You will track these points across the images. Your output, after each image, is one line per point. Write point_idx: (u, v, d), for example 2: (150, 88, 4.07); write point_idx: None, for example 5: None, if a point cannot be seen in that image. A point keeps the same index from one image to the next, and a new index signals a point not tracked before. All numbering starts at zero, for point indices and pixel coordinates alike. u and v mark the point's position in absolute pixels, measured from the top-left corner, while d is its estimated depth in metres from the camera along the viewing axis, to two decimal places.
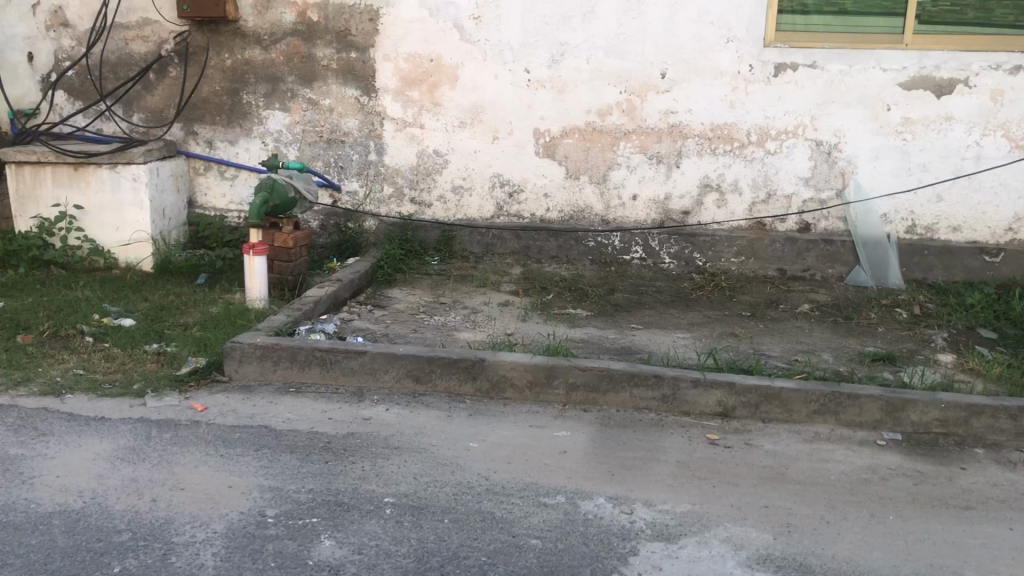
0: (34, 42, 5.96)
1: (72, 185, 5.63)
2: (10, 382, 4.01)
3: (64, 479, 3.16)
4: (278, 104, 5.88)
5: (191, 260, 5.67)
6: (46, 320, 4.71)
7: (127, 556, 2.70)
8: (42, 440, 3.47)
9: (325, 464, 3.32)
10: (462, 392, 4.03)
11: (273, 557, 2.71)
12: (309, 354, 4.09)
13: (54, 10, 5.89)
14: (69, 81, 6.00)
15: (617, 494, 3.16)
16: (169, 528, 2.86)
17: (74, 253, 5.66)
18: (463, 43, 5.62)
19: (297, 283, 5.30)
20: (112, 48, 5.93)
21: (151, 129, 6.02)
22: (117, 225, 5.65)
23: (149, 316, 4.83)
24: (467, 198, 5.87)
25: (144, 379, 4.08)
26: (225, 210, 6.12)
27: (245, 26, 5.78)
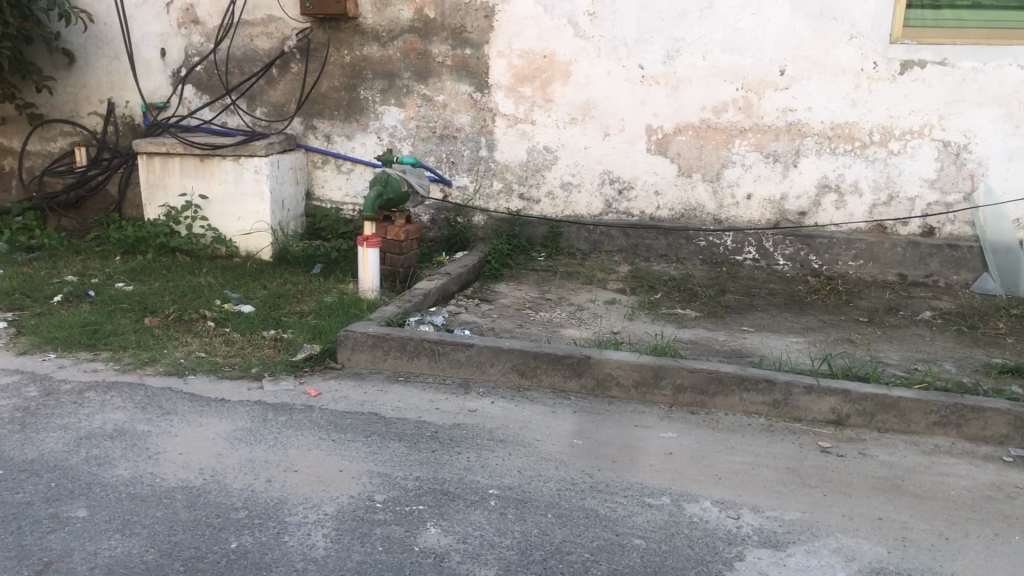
0: (166, 39, 6.25)
1: (198, 176, 5.90)
2: (138, 362, 4.22)
3: (186, 456, 3.32)
4: (393, 100, 6.00)
5: (308, 250, 5.85)
6: (172, 305, 4.94)
7: (243, 533, 2.81)
8: (167, 418, 3.65)
9: (432, 454, 3.38)
10: (567, 388, 4.03)
11: (381, 541, 2.78)
12: (417, 346, 4.16)
13: (186, 8, 6.17)
14: (198, 76, 6.27)
15: (722, 498, 3.11)
16: (282, 508, 2.97)
17: (199, 241, 5.92)
18: (577, 39, 5.61)
19: (409, 275, 5.40)
20: (237, 45, 6.17)
21: (272, 122, 6.24)
22: (239, 215, 5.88)
23: (267, 303, 5.01)
24: (576, 194, 5.86)
25: (262, 363, 4.24)
26: (341, 203, 6.29)
27: (364, 23, 5.92)
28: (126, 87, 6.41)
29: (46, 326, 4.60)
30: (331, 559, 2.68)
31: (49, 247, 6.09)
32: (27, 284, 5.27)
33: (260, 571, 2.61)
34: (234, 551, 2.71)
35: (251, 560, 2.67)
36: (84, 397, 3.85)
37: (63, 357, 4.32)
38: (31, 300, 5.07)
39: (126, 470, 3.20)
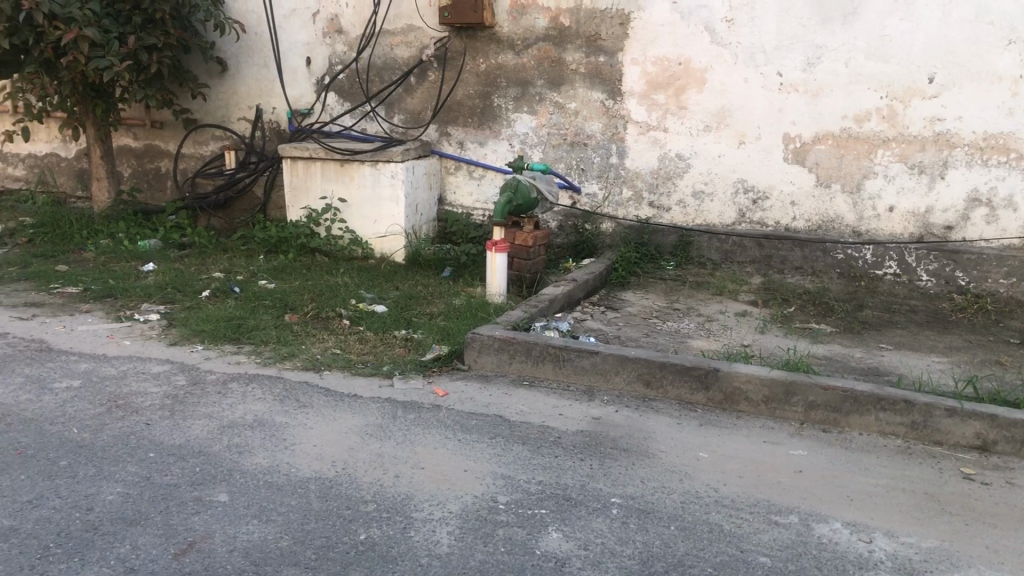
0: (311, 48, 6.53)
1: (338, 180, 6.13)
2: (277, 357, 4.42)
3: (320, 448, 3.45)
4: (526, 107, 6.06)
5: (438, 254, 5.99)
6: (310, 302, 5.15)
7: (372, 525, 2.90)
8: (303, 411, 3.80)
9: (555, 459, 3.39)
10: (694, 400, 3.97)
11: (502, 542, 2.81)
12: (543, 351, 4.19)
13: (331, 18, 6.43)
14: (340, 84, 6.52)
15: (854, 520, 3.00)
16: (409, 503, 3.04)
17: (336, 242, 6.15)
18: (714, 46, 5.53)
19: (536, 280, 5.45)
20: (378, 54, 6.38)
21: (409, 129, 6.41)
22: (375, 218, 6.07)
23: (399, 304, 5.16)
24: (708, 203, 5.77)
25: (393, 362, 4.36)
26: (471, 208, 6.39)
27: (501, 31, 6.02)
28: (273, 94, 6.73)
29: (195, 319, 4.87)
30: (454, 556, 2.73)
31: (199, 245, 6.45)
32: (178, 279, 5.60)
33: (387, 564, 2.69)
34: (362, 542, 2.80)
35: (378, 552, 2.75)
36: (228, 387, 4.07)
37: (210, 349, 4.56)
38: (182, 294, 5.39)
39: (263, 459, 3.36)
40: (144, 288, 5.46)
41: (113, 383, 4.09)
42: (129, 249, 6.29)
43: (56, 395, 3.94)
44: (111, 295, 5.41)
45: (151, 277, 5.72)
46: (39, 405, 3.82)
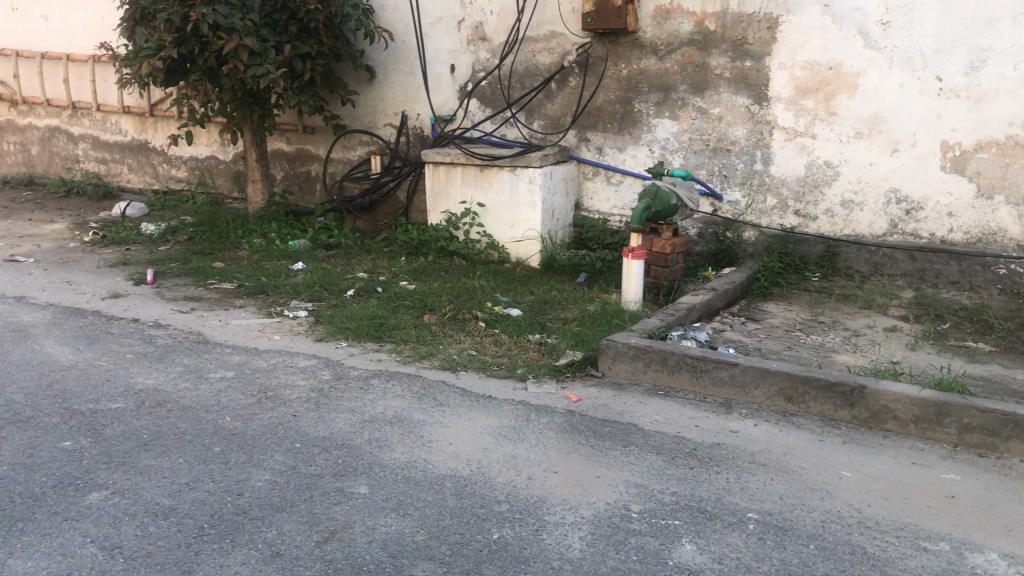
0: (456, 55, 6.69)
1: (477, 185, 6.23)
2: (416, 356, 4.54)
3: (456, 447, 3.52)
4: (668, 113, 6.00)
5: (574, 260, 5.99)
6: (448, 304, 5.26)
7: (505, 525, 2.93)
8: (440, 409, 3.89)
9: (690, 470, 3.34)
10: (838, 417, 3.83)
11: (635, 551, 2.79)
12: (680, 360, 4.13)
13: (476, 26, 6.56)
14: (483, 90, 6.64)
15: (1013, 552, 2.81)
16: (542, 506, 3.06)
17: (474, 246, 6.26)
18: (867, 49, 5.32)
19: (673, 288, 5.38)
20: (520, 60, 6.46)
21: (549, 134, 6.45)
22: (512, 223, 6.15)
23: (535, 308, 5.20)
24: (857, 213, 5.55)
25: (527, 365, 4.40)
26: (609, 214, 6.37)
27: (644, 36, 5.98)
28: (418, 100, 6.93)
29: (340, 317, 5.06)
30: (586, 562, 2.73)
31: (345, 246, 6.69)
32: (325, 278, 5.83)
33: (520, 564, 2.71)
34: (496, 541, 2.84)
35: (511, 552, 2.78)
36: (369, 383, 4.21)
37: (353, 346, 4.73)
38: (327, 293, 5.61)
39: (402, 454, 3.45)
40: (292, 285, 5.71)
41: (263, 375, 4.30)
42: (280, 248, 6.60)
43: (212, 384, 4.18)
44: (263, 292, 5.69)
45: (299, 275, 5.98)
46: (196, 393, 4.07)
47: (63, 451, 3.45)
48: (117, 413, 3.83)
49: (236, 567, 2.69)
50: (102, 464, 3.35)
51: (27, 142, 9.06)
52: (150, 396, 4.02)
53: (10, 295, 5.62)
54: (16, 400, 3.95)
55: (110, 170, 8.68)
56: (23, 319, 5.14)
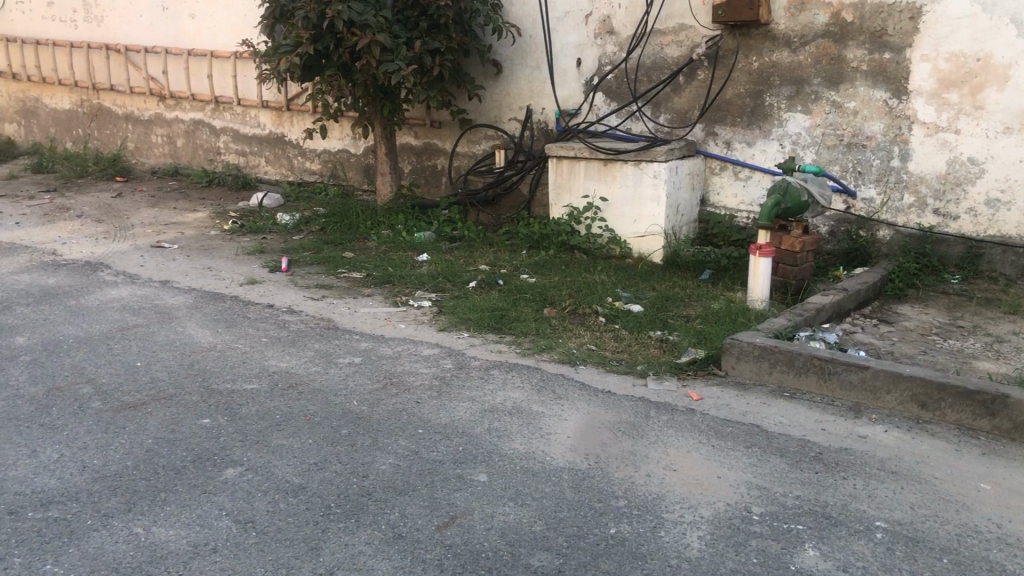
0: (583, 49, 6.68)
1: (601, 179, 6.22)
2: (536, 348, 4.57)
3: (575, 440, 3.53)
4: (800, 106, 5.82)
5: (698, 256, 5.90)
6: (569, 298, 5.27)
7: (622, 521, 2.93)
8: (559, 403, 3.91)
9: (815, 475, 3.25)
10: (976, 427, 3.64)
11: (755, 553, 2.74)
12: (807, 362, 4.02)
13: (603, 20, 6.54)
14: (609, 84, 6.62)
15: None
16: (661, 503, 3.04)
17: (596, 240, 6.25)
18: (1020, 40, 5.02)
19: (801, 287, 5.23)
20: (648, 53, 6.40)
21: (675, 128, 6.37)
22: (635, 218, 6.10)
23: (656, 305, 5.16)
24: (1004, 212, 5.25)
25: (647, 362, 4.36)
26: (735, 210, 6.23)
27: (776, 28, 5.83)
28: (544, 94, 6.96)
29: (462, 308, 5.15)
30: (704, 562, 2.70)
31: (468, 238, 6.80)
32: (448, 270, 5.94)
33: (637, 560, 2.71)
34: (612, 536, 2.84)
35: (628, 548, 2.77)
36: (490, 373, 4.27)
37: (474, 337, 4.81)
38: (451, 284, 5.71)
39: (521, 445, 3.49)
40: (417, 276, 5.85)
41: (389, 362, 4.43)
42: (406, 239, 6.77)
43: (340, 369, 4.33)
44: (389, 282, 5.85)
45: (424, 266, 6.11)
46: (325, 377, 4.23)
47: (202, 428, 3.65)
48: (251, 393, 4.02)
49: (360, 546, 2.79)
50: (238, 442, 3.52)
51: (174, 135, 9.58)
52: (282, 378, 4.20)
53: (156, 279, 5.97)
54: (161, 378, 4.20)
55: (248, 162, 9.09)
56: (168, 302, 5.45)
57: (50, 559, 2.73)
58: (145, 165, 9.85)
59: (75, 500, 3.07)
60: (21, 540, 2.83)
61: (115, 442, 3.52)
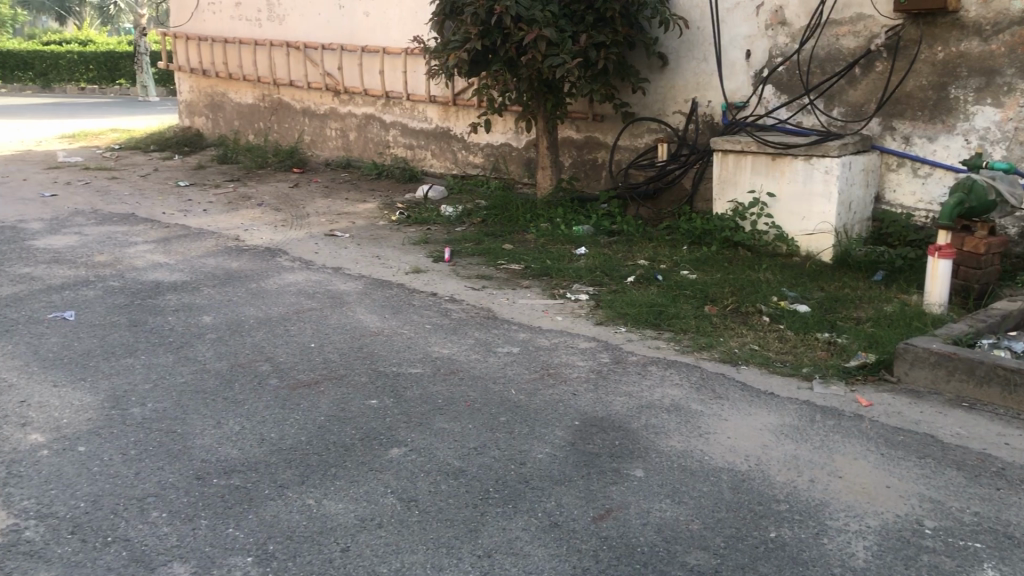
0: (753, 41, 6.53)
1: (768, 175, 6.05)
2: (696, 346, 4.51)
3: (735, 441, 3.47)
4: (990, 99, 5.45)
5: (871, 256, 5.64)
6: (731, 296, 5.16)
7: (783, 525, 2.85)
8: (719, 402, 3.84)
9: (996, 492, 3.05)
10: None
11: (927, 569, 2.61)
12: (990, 371, 3.77)
13: (776, 10, 6.37)
14: (779, 76, 6.42)
15: None
16: (824, 510, 2.94)
17: (762, 237, 6.08)
18: None
19: (985, 291, 4.91)
20: (822, 44, 6.16)
21: (848, 123, 6.10)
22: (804, 215, 5.89)
23: (823, 306, 4.98)
24: None
25: (813, 364, 4.22)
26: (913, 208, 5.91)
27: (966, 16, 5.50)
28: (710, 88, 6.84)
29: (621, 303, 5.14)
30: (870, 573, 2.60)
31: (628, 232, 6.77)
32: (607, 264, 5.95)
33: (798, 566, 2.64)
34: (772, 540, 2.78)
35: (788, 553, 2.70)
36: (647, 369, 4.25)
37: (632, 332, 4.79)
38: (609, 279, 5.71)
39: (679, 443, 3.46)
40: (576, 269, 5.88)
41: (547, 353, 4.48)
42: (565, 232, 6.82)
43: (499, 358, 4.43)
44: (548, 274, 5.91)
45: (583, 260, 6.14)
46: (485, 365, 4.33)
47: (369, 408, 3.82)
48: (415, 377, 4.17)
49: (516, 532, 2.85)
50: (403, 423, 3.66)
51: (346, 128, 10.02)
52: (444, 364, 4.33)
53: (329, 266, 6.27)
54: (332, 359, 4.42)
55: (415, 155, 9.38)
56: (339, 288, 5.72)
57: (232, 523, 2.93)
58: (319, 157, 10.34)
59: (254, 470, 3.29)
60: (207, 504, 3.06)
61: (290, 417, 3.74)
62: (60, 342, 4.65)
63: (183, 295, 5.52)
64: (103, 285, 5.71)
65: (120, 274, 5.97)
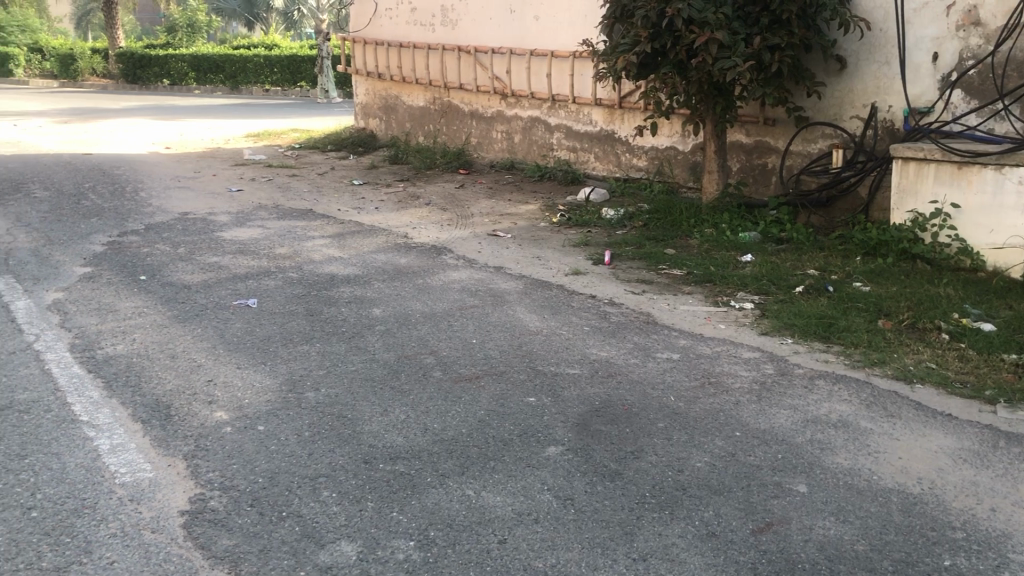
0: (941, 43, 6.20)
1: (953, 184, 5.71)
2: (867, 361, 4.32)
3: (907, 462, 3.30)
4: None
5: None
6: (908, 311, 4.91)
7: (959, 554, 2.71)
8: (891, 421, 3.67)
9: None
10: None
11: None
12: None
13: (968, 10, 6.04)
14: (970, 80, 6.07)
15: None
16: (1006, 542, 2.77)
17: (943, 250, 5.75)
18: None
19: None
20: (1020, 46, 5.80)
21: None
22: (992, 228, 5.53)
23: (1012, 325, 4.66)
24: None
25: (998, 387, 3.96)
26: None
27: None
28: (892, 91, 6.53)
29: (788, 313, 5.00)
30: None
31: (797, 241, 6.55)
32: (773, 272, 5.79)
33: None
34: (946, 568, 2.64)
35: None
36: (814, 383, 4.11)
37: (799, 344, 4.64)
38: (776, 288, 5.56)
39: (846, 460, 3.33)
40: (741, 277, 5.75)
41: (708, 361, 4.41)
42: (731, 238, 6.68)
43: (658, 363, 4.39)
44: (711, 281, 5.80)
45: (748, 267, 6.00)
46: (644, 370, 4.31)
47: (528, 405, 3.88)
48: (574, 377, 4.21)
49: (673, 538, 2.83)
50: (560, 423, 3.70)
51: (512, 131, 10.19)
52: (603, 366, 4.35)
53: (491, 264, 6.41)
54: (492, 355, 4.52)
55: (579, 158, 9.42)
56: (501, 286, 5.83)
57: (397, 507, 3.06)
58: (485, 159, 10.56)
59: (418, 458, 3.41)
60: (374, 487, 3.20)
61: (453, 409, 3.85)
62: (243, 328, 4.97)
63: (355, 288, 5.78)
64: (282, 276, 6.06)
65: (298, 266, 6.32)
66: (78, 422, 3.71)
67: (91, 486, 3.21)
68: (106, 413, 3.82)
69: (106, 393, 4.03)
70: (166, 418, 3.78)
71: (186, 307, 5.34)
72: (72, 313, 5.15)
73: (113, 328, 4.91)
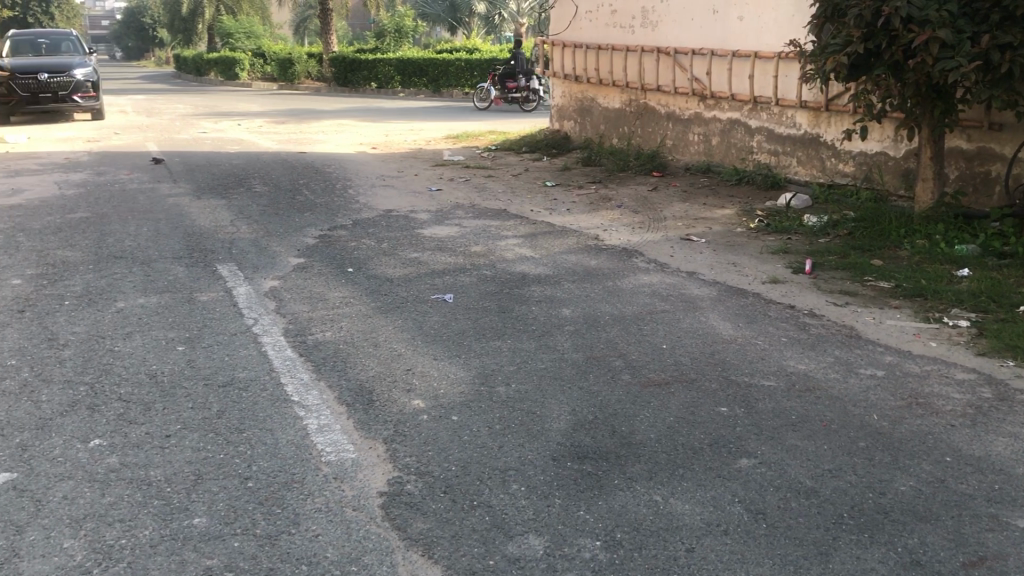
0: None
1: None
2: None
3: None
4: None
5: None
6: None
7: None
8: None
9: None
10: None
11: None
12: None
13: None
14: None
15: None
16: None
17: None
18: None
19: None
20: None
21: None
22: None
23: None
24: None
25: None
26: None
27: None
28: None
29: (1010, 334, 4.63)
30: None
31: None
32: (994, 289, 5.37)
33: None
34: None
35: None
36: None
37: (1021, 367, 4.29)
38: (996, 306, 5.16)
39: None
40: (956, 293, 5.38)
41: (916, 381, 4.15)
42: (946, 251, 6.26)
43: (861, 380, 4.18)
44: (921, 296, 5.46)
45: (964, 282, 5.60)
46: (845, 385, 4.11)
47: (719, 415, 3.80)
48: (768, 390, 4.08)
49: (873, 563, 2.70)
50: (753, 435, 3.60)
51: (710, 134, 9.99)
52: (800, 380, 4.19)
53: (684, 270, 6.33)
54: (683, 362, 4.46)
55: (780, 162, 9.11)
56: (694, 292, 5.74)
57: (584, 506, 3.09)
58: (680, 162, 10.42)
59: (605, 459, 3.42)
60: (561, 484, 3.24)
61: (641, 413, 3.84)
62: (440, 321, 5.17)
63: (547, 288, 5.87)
64: (478, 273, 6.25)
65: (492, 264, 6.49)
66: (289, 401, 3.99)
67: (300, 461, 3.45)
68: (315, 395, 4.08)
69: (315, 376, 4.31)
70: (368, 403, 4.00)
71: (388, 299, 5.61)
72: (286, 301, 5.54)
73: (322, 316, 5.24)
